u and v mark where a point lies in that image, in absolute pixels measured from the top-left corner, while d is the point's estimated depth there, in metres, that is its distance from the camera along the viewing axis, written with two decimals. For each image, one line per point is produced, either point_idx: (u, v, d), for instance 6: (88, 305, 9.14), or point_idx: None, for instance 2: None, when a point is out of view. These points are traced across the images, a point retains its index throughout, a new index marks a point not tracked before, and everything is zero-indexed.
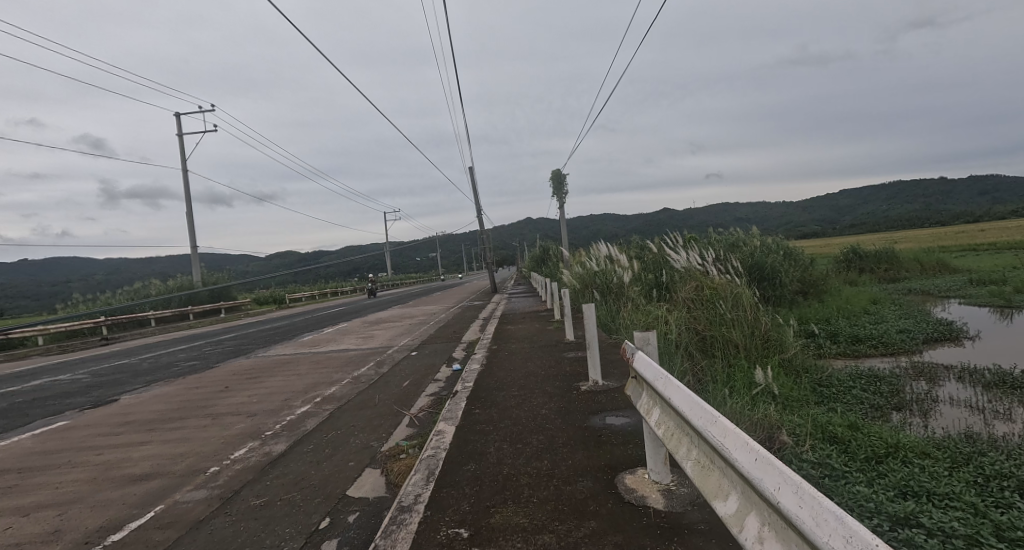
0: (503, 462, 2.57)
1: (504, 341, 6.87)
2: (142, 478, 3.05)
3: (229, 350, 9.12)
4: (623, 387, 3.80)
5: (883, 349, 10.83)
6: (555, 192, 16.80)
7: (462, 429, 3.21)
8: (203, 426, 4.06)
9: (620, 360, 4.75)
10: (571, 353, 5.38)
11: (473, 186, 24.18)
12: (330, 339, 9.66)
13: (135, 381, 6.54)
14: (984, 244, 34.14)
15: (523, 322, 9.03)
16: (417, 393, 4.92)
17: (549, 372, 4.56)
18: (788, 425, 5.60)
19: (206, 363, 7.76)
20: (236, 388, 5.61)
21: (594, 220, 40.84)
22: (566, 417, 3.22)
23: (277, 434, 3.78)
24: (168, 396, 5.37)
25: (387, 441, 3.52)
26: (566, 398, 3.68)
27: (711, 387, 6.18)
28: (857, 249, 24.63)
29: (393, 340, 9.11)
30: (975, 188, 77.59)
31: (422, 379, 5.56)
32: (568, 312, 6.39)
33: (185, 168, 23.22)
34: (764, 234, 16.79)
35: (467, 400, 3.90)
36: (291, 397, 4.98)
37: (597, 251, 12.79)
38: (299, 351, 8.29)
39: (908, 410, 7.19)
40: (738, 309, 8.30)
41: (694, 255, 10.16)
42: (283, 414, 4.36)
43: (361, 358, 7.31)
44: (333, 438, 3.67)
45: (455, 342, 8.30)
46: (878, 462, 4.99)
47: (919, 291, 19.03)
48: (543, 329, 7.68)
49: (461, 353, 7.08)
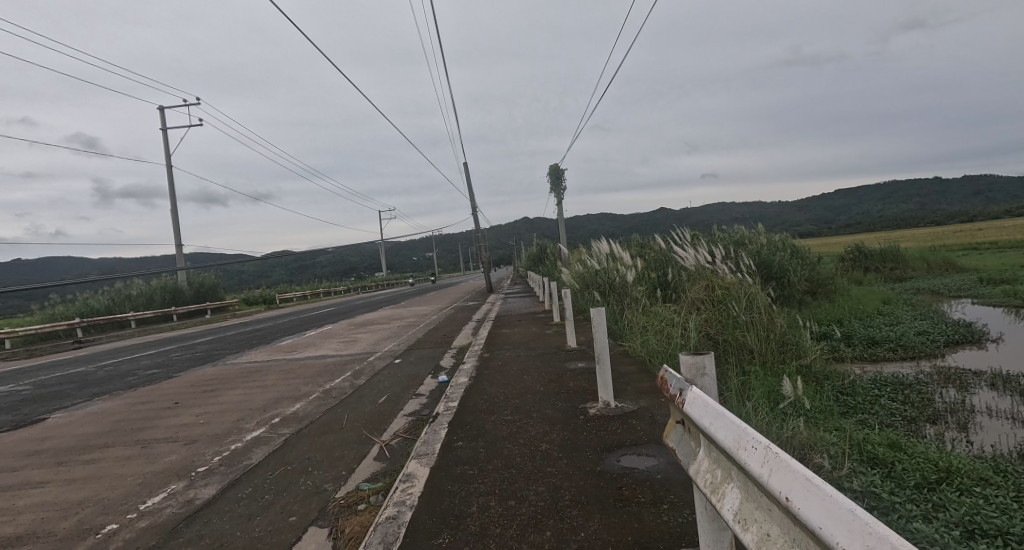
0: (488, 536, 1.83)
1: (497, 348, 6.10)
2: (8, 543, 2.28)
3: (196, 357, 8.31)
4: (639, 413, 3.07)
5: (904, 354, 10.14)
6: (553, 188, 16.08)
7: (437, 473, 2.46)
8: (123, 459, 3.28)
9: (632, 376, 4.02)
10: (575, 365, 4.65)
11: (468, 182, 23.44)
12: (309, 344, 8.91)
13: (78, 395, 5.74)
14: (985, 244, 33.67)
15: (519, 326, 8.27)
16: (393, 413, 4.15)
17: (549, 389, 3.82)
18: (821, 445, 4.87)
19: (167, 372, 6.98)
20: (186, 404, 4.84)
21: (592, 218, 40.17)
22: (573, 457, 2.48)
23: (211, 472, 3.01)
24: (105, 415, 4.60)
25: (345, 483, 2.77)
26: (572, 427, 2.93)
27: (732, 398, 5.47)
28: (862, 248, 24.06)
29: (377, 345, 8.36)
30: (971, 187, 77.64)
31: (402, 394, 4.79)
32: (571, 316, 5.67)
33: (169, 164, 22.44)
34: (769, 231, 16.16)
35: (449, 427, 3.15)
36: (244, 419, 4.20)
37: (598, 248, 12.05)
38: (271, 358, 7.49)
39: (943, 422, 6.50)
40: (753, 311, 7.59)
41: (703, 253, 9.48)
42: (228, 441, 3.60)
43: (338, 367, 6.55)
44: (278, 478, 2.90)
45: (443, 347, 7.56)
46: (931, 491, 4.25)
47: (928, 291, 18.43)
48: (541, 334, 6.91)
49: (449, 361, 6.31)
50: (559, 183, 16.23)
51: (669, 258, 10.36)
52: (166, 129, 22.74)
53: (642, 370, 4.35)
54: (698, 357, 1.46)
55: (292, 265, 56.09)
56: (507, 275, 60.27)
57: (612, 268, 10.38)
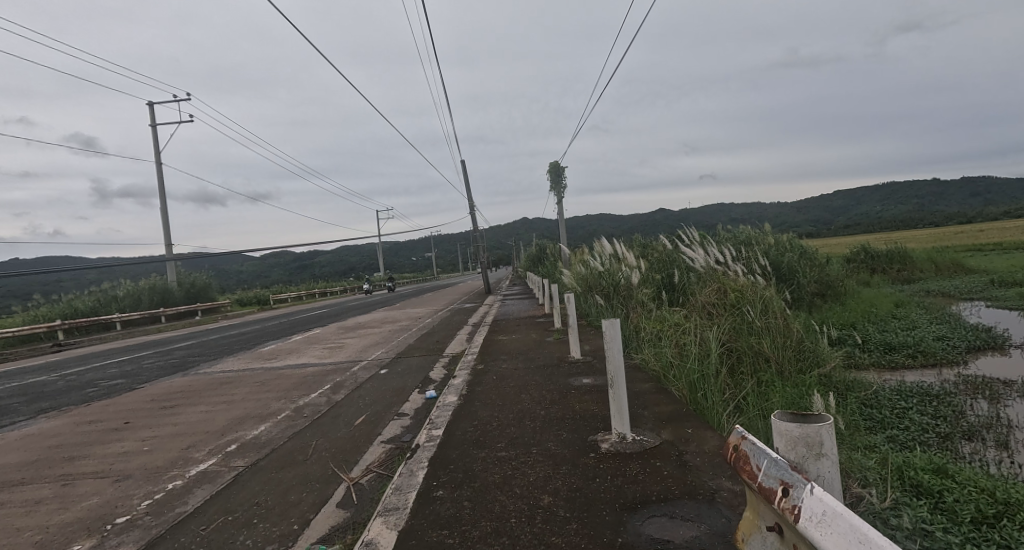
0: None
1: (492, 358, 5.50)
2: None
3: (168, 365, 7.70)
4: (663, 450, 2.50)
5: (925, 361, 9.55)
6: (554, 185, 15.52)
7: (406, 541, 1.88)
8: (28, 505, 2.66)
9: (649, 399, 3.42)
10: (580, 381, 4.08)
11: (466, 180, 22.91)
12: (293, 350, 8.33)
13: (22, 410, 5.13)
14: (989, 245, 33.20)
15: (517, 332, 7.67)
16: (370, 439, 3.56)
17: (552, 413, 3.25)
18: (858, 468, 4.28)
19: (131, 382, 6.38)
20: (136, 425, 4.23)
21: (592, 218, 39.68)
22: (585, 520, 1.90)
23: (132, 524, 2.42)
24: (41, 438, 4.00)
25: (295, 543, 2.19)
26: (581, 470, 2.35)
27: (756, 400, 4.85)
28: (867, 248, 23.56)
29: (364, 352, 7.78)
30: (971, 188, 77.42)
31: (383, 413, 4.21)
32: (574, 324, 5.09)
33: (159, 163, 21.87)
34: (776, 231, 15.61)
35: (431, 467, 2.57)
36: (195, 446, 3.59)
37: (601, 247, 11.47)
38: (247, 367, 6.88)
39: (981, 439, 5.91)
40: (768, 316, 7.05)
41: (714, 253, 8.95)
42: (169, 478, 3.01)
43: (317, 378, 5.94)
44: (212, 534, 2.30)
45: (435, 355, 6.98)
46: (990, 528, 3.63)
47: (939, 292, 17.90)
48: (541, 341, 6.34)
49: (440, 373, 5.71)
50: (560, 181, 15.68)
51: (677, 259, 9.82)
52: (156, 126, 22.19)
53: (659, 389, 3.78)
54: (811, 424, 0.89)
55: (289, 265, 55.48)
56: (506, 276, 59.80)
57: (615, 268, 9.57)
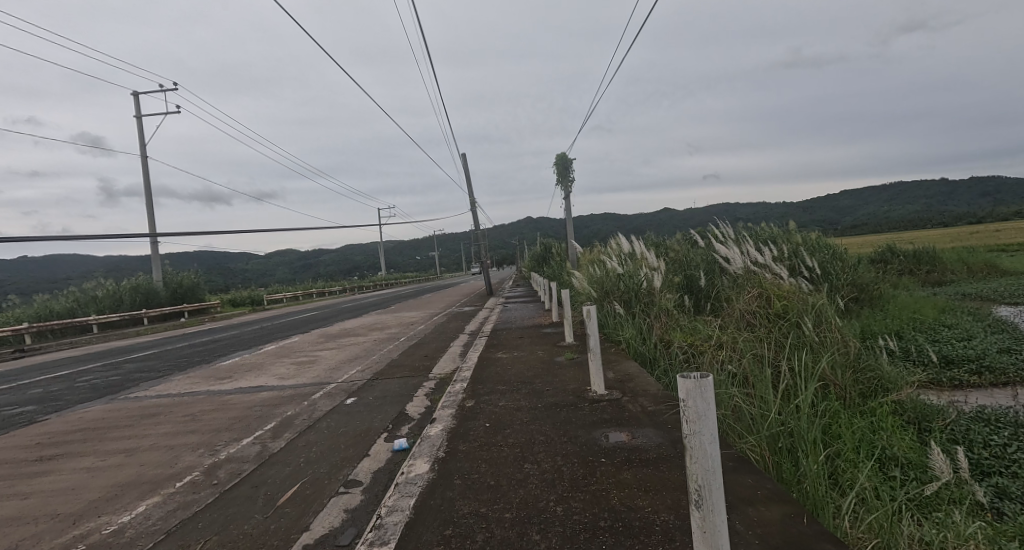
0: None
1: (488, 390, 4.21)
2: None
3: (101, 385, 6.39)
4: None
5: (994, 380, 8.11)
6: (561, 178, 14.25)
7: None
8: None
9: (730, 493, 2.09)
10: (613, 440, 2.77)
11: (467, 173, 21.46)
12: (255, 366, 7.07)
13: None
14: (1014, 245, 31.60)
15: (521, 347, 6.34)
16: (287, 540, 2.27)
17: (576, 522, 1.93)
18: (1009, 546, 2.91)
19: (36, 412, 5.10)
20: None
21: (598, 216, 38.15)
22: None
23: None
24: None
25: None
26: None
27: (841, 447, 3.53)
28: (894, 247, 22.09)
29: (336, 370, 6.49)
30: (985, 186, 75.51)
31: (327, 481, 2.93)
32: (595, 347, 3.77)
33: (145, 156, 20.78)
34: (804, 229, 14.24)
35: None
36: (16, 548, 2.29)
37: (618, 246, 10.09)
38: (188, 392, 5.59)
39: None
40: (822, 329, 5.69)
41: (750, 252, 7.63)
42: None
43: (266, 410, 4.67)
44: None
45: (418, 377, 5.70)
46: None
47: (977, 295, 16.46)
48: (550, 363, 5.03)
49: (419, 407, 4.42)
50: (567, 173, 14.40)
51: (706, 263, 8.52)
52: (142, 118, 21.09)
53: (736, 463, 2.47)
54: None
55: (289, 263, 54.39)
56: (509, 276, 58.49)
57: (633, 269, 8.25)
